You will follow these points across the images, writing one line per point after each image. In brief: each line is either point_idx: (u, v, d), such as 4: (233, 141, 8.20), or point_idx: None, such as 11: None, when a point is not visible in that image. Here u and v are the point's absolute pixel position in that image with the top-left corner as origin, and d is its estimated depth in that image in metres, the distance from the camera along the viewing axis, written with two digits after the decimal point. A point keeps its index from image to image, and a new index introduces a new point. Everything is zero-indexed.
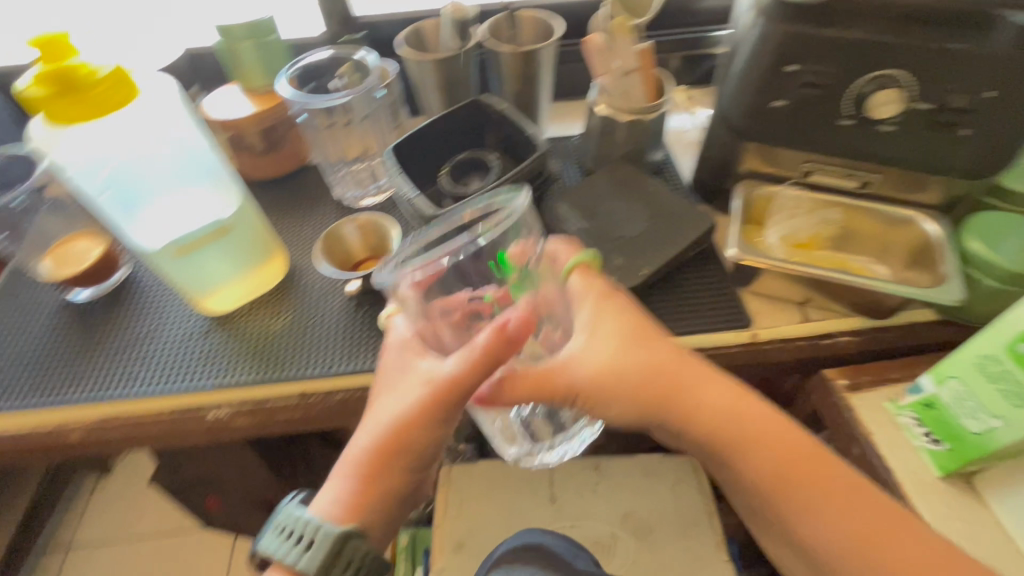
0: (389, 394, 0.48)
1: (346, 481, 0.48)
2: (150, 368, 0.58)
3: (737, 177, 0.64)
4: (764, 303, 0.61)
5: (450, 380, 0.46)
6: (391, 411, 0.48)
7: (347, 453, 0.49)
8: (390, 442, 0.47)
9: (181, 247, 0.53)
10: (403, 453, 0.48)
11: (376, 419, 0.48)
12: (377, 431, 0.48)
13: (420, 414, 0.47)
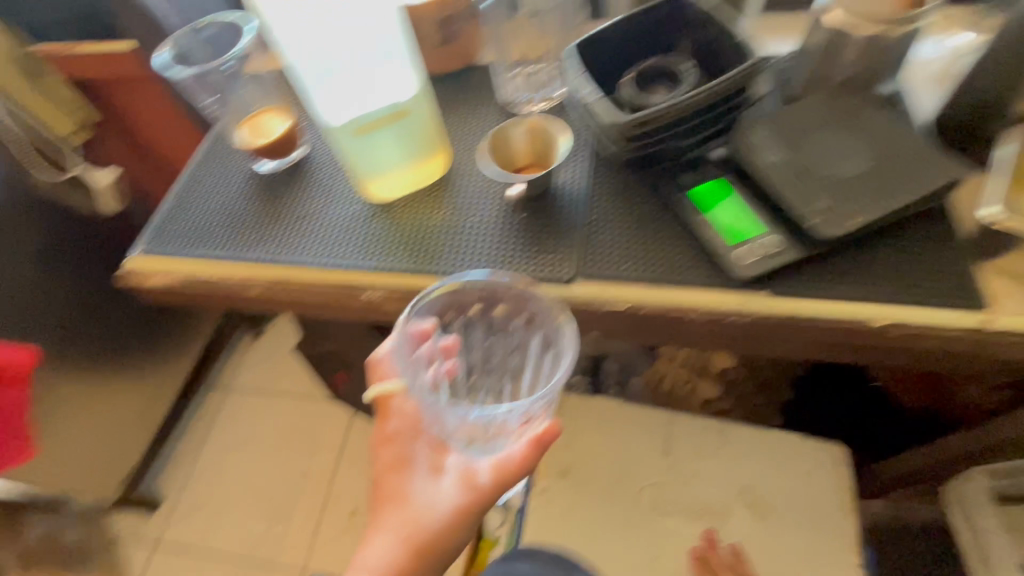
0: (416, 498, 0.50)
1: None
2: (320, 243, 0.62)
3: (1010, 120, 0.49)
4: (1007, 285, 0.48)
5: (485, 487, 0.49)
6: (415, 517, 0.49)
7: (369, 550, 0.49)
8: (422, 545, 0.48)
9: (361, 126, 0.54)
10: (429, 557, 0.48)
11: (401, 527, 0.49)
12: (402, 534, 0.48)
13: (447, 520, 0.48)
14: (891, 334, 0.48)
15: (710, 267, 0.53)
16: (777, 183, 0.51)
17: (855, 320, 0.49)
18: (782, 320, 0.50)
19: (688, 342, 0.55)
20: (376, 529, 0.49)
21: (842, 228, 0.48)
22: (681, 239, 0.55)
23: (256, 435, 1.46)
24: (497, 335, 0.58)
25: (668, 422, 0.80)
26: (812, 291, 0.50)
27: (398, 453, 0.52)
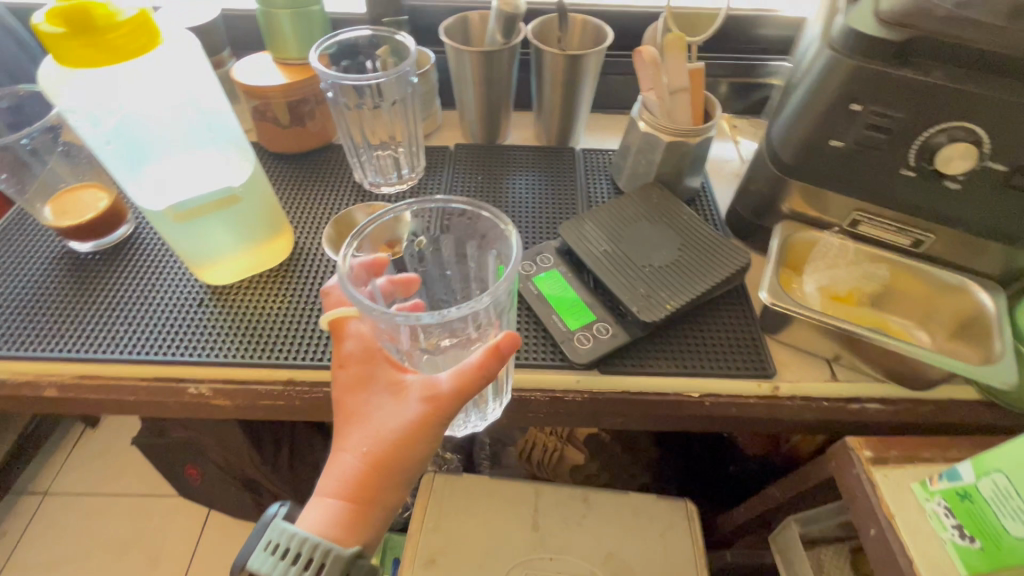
0: (376, 413, 0.43)
1: (341, 493, 0.42)
2: (136, 332, 0.56)
3: (778, 216, 0.59)
4: (789, 353, 0.56)
5: (442, 400, 0.41)
6: (375, 429, 0.42)
7: (333, 467, 0.43)
8: (387, 459, 0.42)
9: (180, 213, 0.50)
10: (394, 473, 0.42)
11: (360, 441, 0.42)
12: (362, 451, 0.42)
13: (408, 435, 0.42)
14: (702, 402, 0.54)
15: (551, 348, 0.55)
16: (603, 271, 0.57)
17: (673, 391, 0.54)
18: (611, 395, 0.54)
19: (535, 418, 0.57)
20: (338, 448, 0.43)
21: (660, 312, 0.53)
22: (523, 321, 0.57)
23: (78, 551, 1.21)
24: (455, 261, 0.54)
25: (536, 494, 0.80)
26: (639, 368, 0.54)
27: (356, 378, 0.44)
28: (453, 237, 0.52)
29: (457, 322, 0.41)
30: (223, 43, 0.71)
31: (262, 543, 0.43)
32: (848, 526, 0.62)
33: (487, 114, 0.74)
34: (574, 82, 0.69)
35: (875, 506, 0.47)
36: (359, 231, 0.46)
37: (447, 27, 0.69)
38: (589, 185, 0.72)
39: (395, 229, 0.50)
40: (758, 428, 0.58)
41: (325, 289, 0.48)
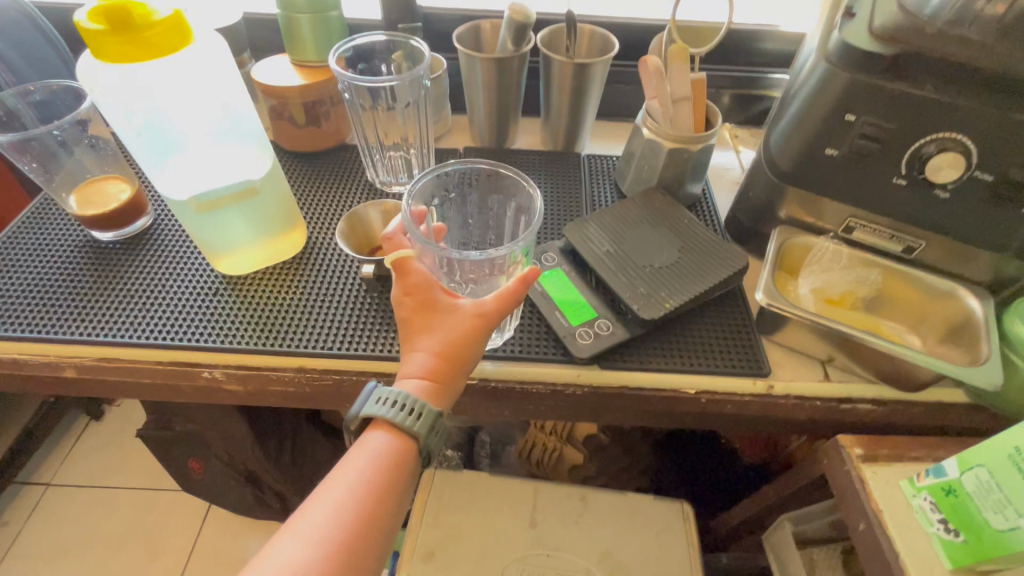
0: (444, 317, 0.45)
1: (421, 388, 0.43)
2: (154, 317, 0.58)
3: (776, 221, 0.61)
4: (784, 354, 0.58)
5: (501, 306, 0.44)
6: (448, 330, 0.44)
7: (406, 364, 0.45)
8: (459, 354, 0.44)
9: (203, 203, 0.52)
10: (464, 368, 0.45)
11: (433, 340, 0.44)
12: (437, 348, 0.44)
13: (476, 334, 0.44)
14: (699, 398, 0.56)
15: (554, 343, 0.57)
16: (606, 270, 0.59)
17: (671, 387, 0.56)
18: (610, 390, 0.56)
19: (536, 411, 0.59)
20: (409, 348, 0.45)
21: (660, 310, 0.55)
22: (527, 317, 0.59)
23: (80, 542, 1.22)
24: (477, 211, 0.58)
25: (534, 492, 0.81)
26: (638, 364, 0.56)
27: (422, 297, 0.45)
28: (477, 191, 0.56)
29: (497, 262, 0.48)
30: (243, 45, 0.74)
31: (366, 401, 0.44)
32: (839, 527, 0.63)
33: (496, 118, 0.76)
34: (581, 89, 0.72)
35: (865, 502, 0.48)
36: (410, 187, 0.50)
37: (459, 35, 0.71)
38: (593, 189, 0.74)
39: (436, 187, 0.54)
40: (753, 426, 0.59)
41: (387, 233, 0.48)
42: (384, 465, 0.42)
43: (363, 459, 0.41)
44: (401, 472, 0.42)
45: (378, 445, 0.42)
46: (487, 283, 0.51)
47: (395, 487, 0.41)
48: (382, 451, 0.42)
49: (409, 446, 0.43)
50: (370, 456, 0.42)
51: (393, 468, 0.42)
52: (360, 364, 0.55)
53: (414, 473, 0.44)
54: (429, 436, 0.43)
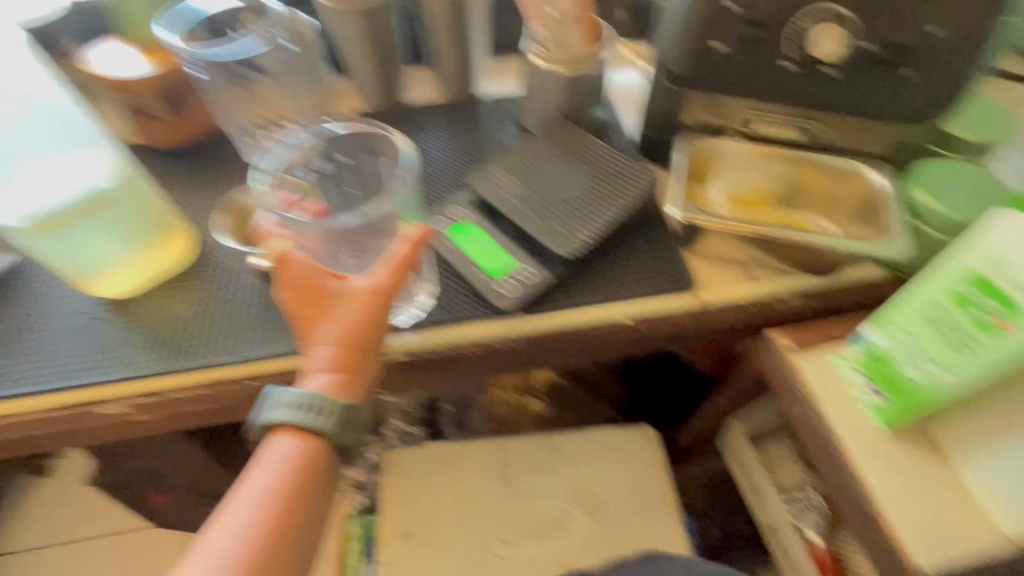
0: (339, 303, 0.41)
1: (329, 382, 0.40)
2: (33, 362, 0.52)
3: (681, 130, 0.60)
4: (709, 265, 0.58)
5: (397, 278, 0.42)
6: (347, 314, 0.41)
7: (309, 359, 0.41)
8: (363, 337, 0.41)
9: (46, 223, 0.46)
10: (372, 352, 0.42)
11: (333, 329, 0.41)
12: (339, 336, 0.41)
13: (377, 314, 0.41)
14: (633, 325, 0.55)
15: (478, 301, 0.55)
16: (517, 215, 0.56)
17: (605, 320, 0.54)
18: (544, 336, 0.54)
19: (476, 372, 0.56)
20: (309, 344, 0.41)
21: (578, 245, 0.54)
22: (448, 279, 0.56)
23: None
24: (357, 179, 0.52)
25: (502, 449, 0.81)
26: (567, 304, 0.54)
27: (311, 287, 0.41)
28: (352, 158, 0.52)
29: (385, 223, 0.45)
30: (70, 37, 0.64)
31: (269, 406, 0.40)
32: (787, 417, 0.66)
33: (380, 74, 0.70)
34: (462, 26, 0.67)
35: (801, 391, 0.49)
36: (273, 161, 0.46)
37: None
38: (496, 132, 0.70)
39: (304, 161, 0.50)
40: (691, 341, 0.59)
41: (258, 228, 0.44)
42: (295, 472, 0.39)
43: (271, 469, 0.38)
44: (316, 474, 0.39)
45: (286, 452, 0.39)
46: (373, 250, 0.45)
47: (308, 493, 0.39)
48: (291, 457, 0.39)
49: (320, 447, 0.40)
50: (277, 465, 0.38)
51: (304, 474, 0.39)
52: (276, 364, 0.51)
53: (331, 472, 0.41)
54: (341, 433, 0.40)
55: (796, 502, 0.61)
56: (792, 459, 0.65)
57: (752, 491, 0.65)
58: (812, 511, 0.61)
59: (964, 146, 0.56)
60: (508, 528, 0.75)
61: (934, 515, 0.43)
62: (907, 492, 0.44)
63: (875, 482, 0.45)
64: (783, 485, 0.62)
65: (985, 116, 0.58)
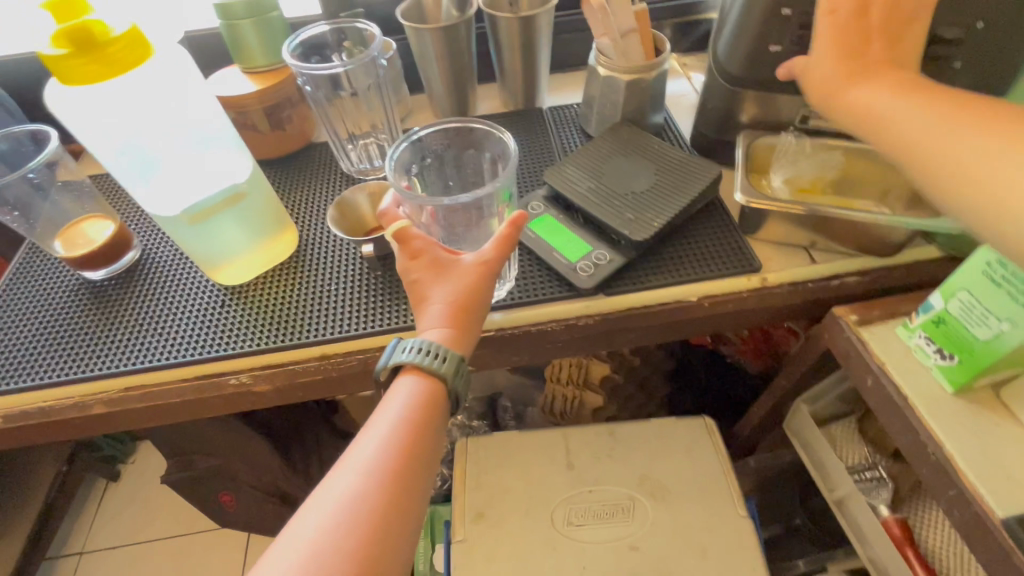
0: (450, 271, 0.47)
1: (441, 336, 0.46)
2: (168, 340, 0.59)
3: (739, 127, 0.65)
4: (771, 249, 0.62)
5: (501, 249, 0.48)
6: (457, 281, 0.47)
7: (422, 318, 0.47)
8: (469, 302, 0.47)
9: (194, 215, 0.53)
10: (476, 317, 0.48)
11: (444, 292, 0.47)
12: (449, 298, 0.47)
13: (481, 283, 0.47)
14: (702, 304, 0.59)
15: (558, 283, 0.60)
16: (591, 205, 0.61)
17: (675, 299, 0.59)
18: (619, 315, 0.59)
19: (554, 349, 0.61)
20: (422, 305, 0.48)
21: (649, 230, 0.59)
22: (527, 264, 0.62)
23: None
24: (455, 170, 0.59)
25: (564, 438, 0.85)
26: (640, 284, 0.59)
27: (428, 257, 0.48)
28: (453, 151, 0.57)
29: (486, 205, 0.50)
30: None
31: (394, 351, 0.46)
32: (849, 399, 0.68)
33: (455, 89, 0.78)
34: (532, 43, 0.74)
35: (868, 360, 0.53)
36: (391, 153, 0.51)
37: (403, 12, 0.72)
38: (562, 137, 0.76)
39: (414, 154, 0.55)
40: (755, 322, 0.63)
41: (382, 209, 0.49)
42: (417, 406, 0.44)
43: (397, 403, 0.44)
44: (433, 411, 0.45)
45: (409, 389, 0.45)
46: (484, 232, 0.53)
47: (428, 425, 0.44)
48: (413, 393, 0.45)
49: (436, 387, 0.45)
50: (402, 400, 0.44)
51: (424, 409, 0.44)
52: (378, 340, 0.57)
53: (445, 412, 0.46)
54: (455, 377, 0.45)
55: (864, 479, 0.63)
56: (857, 441, 0.67)
57: (819, 471, 0.67)
58: (880, 488, 0.62)
59: None
60: (574, 511, 0.78)
61: (1009, 470, 0.45)
62: (980, 449, 0.46)
63: (947, 439, 0.47)
64: (850, 464, 0.64)
65: None
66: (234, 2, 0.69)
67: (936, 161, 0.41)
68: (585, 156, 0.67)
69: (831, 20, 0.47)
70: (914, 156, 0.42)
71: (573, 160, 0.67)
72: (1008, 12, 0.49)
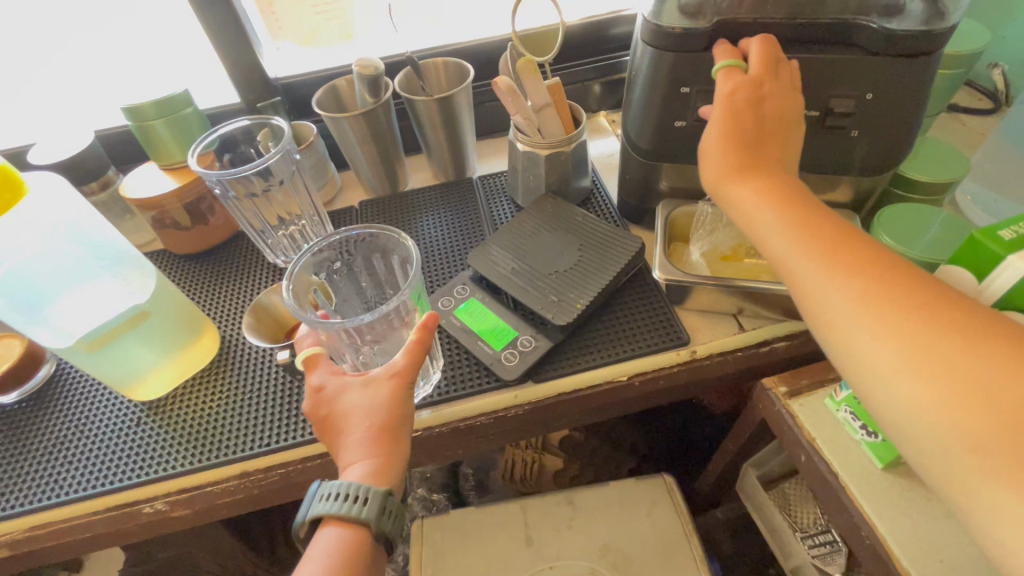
0: (361, 393, 0.45)
1: (364, 470, 0.42)
2: (76, 468, 0.55)
3: (659, 195, 0.65)
4: (699, 318, 0.61)
5: (410, 358, 0.46)
6: (370, 402, 0.44)
7: (342, 451, 0.44)
8: (387, 422, 0.44)
9: (92, 342, 0.52)
10: (400, 435, 0.45)
11: (359, 418, 0.44)
12: (366, 422, 0.44)
13: (397, 397, 0.45)
14: (632, 383, 0.58)
15: (485, 373, 0.58)
16: (514, 288, 0.60)
17: (605, 380, 0.58)
18: (550, 401, 0.57)
19: (488, 440, 0.59)
20: (341, 436, 0.44)
21: (572, 312, 0.57)
22: (454, 353, 0.60)
23: None
24: (367, 274, 0.59)
25: (522, 510, 0.82)
26: (569, 368, 0.58)
27: (337, 385, 0.46)
28: (361, 256, 0.57)
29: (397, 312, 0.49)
30: (107, 163, 0.73)
31: (314, 499, 0.42)
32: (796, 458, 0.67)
33: (381, 167, 0.77)
34: (452, 119, 0.74)
35: (798, 436, 0.52)
36: (286, 278, 0.49)
37: (319, 101, 0.72)
38: (491, 209, 0.76)
39: (317, 264, 0.55)
40: (692, 392, 0.62)
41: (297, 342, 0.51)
42: (338, 564, 0.40)
43: (315, 563, 0.40)
44: (356, 565, 0.41)
45: (329, 545, 0.41)
46: (395, 342, 0.53)
47: None
48: (332, 549, 0.41)
49: (360, 536, 0.41)
50: (320, 558, 0.40)
51: (346, 563, 0.40)
52: (300, 452, 0.55)
53: (374, 560, 0.42)
54: (381, 521, 0.41)
55: (817, 544, 0.61)
56: (809, 500, 0.65)
57: (776, 537, 0.66)
58: (835, 554, 0.60)
59: (925, 188, 0.61)
60: None
61: (943, 553, 0.44)
62: (912, 532, 0.45)
63: (879, 521, 0.46)
64: (802, 527, 0.63)
65: (942, 158, 0.62)
66: (144, 105, 0.68)
67: (793, 261, 0.41)
68: (506, 237, 0.66)
69: (730, 103, 0.47)
70: (774, 264, 0.43)
71: (495, 239, 0.66)
72: (896, 83, 0.49)
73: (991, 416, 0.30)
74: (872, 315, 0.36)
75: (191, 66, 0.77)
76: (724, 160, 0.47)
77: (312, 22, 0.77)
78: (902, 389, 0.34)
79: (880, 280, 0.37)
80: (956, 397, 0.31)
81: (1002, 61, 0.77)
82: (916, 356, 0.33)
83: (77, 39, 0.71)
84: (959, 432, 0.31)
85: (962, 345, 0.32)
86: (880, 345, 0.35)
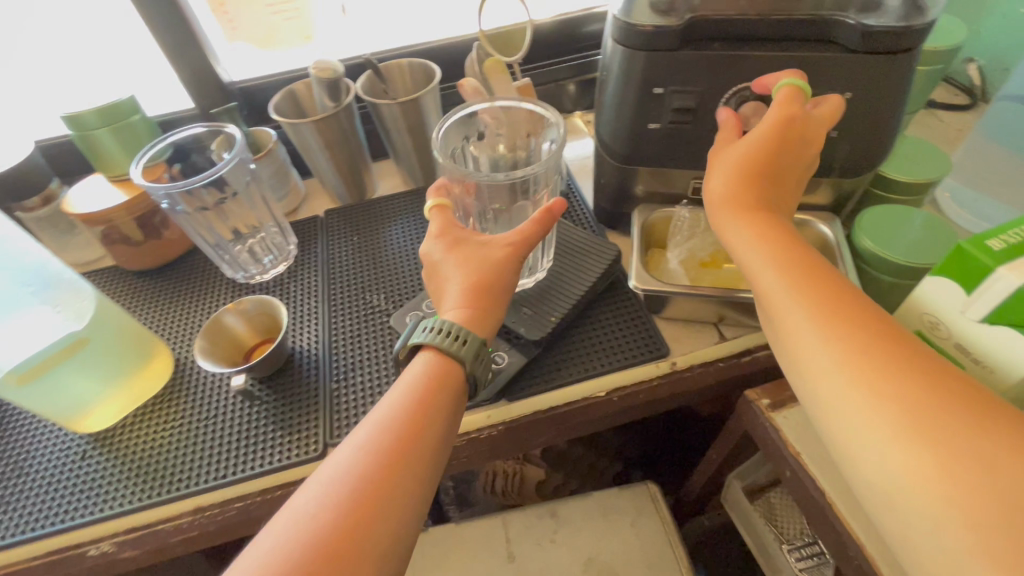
0: (478, 249, 0.46)
1: (460, 315, 0.43)
2: (14, 509, 0.51)
3: (635, 199, 0.63)
4: (680, 328, 0.59)
5: (531, 235, 0.46)
6: (483, 263, 0.45)
7: (444, 299, 0.45)
8: (494, 283, 0.45)
9: (22, 375, 0.48)
10: (499, 301, 0.45)
11: (471, 272, 0.45)
12: (475, 277, 0.45)
13: (510, 263, 0.45)
14: (611, 399, 0.55)
15: None
16: None
17: (583, 396, 0.55)
18: (525, 420, 0.55)
19: (461, 462, 0.57)
20: (445, 284, 0.46)
21: (545, 327, 0.55)
22: None
23: None
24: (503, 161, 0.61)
25: (504, 525, 0.79)
26: (544, 386, 0.55)
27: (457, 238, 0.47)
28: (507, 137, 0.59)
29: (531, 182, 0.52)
30: (49, 176, 0.68)
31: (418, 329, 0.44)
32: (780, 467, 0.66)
33: (346, 174, 0.73)
34: (419, 123, 0.70)
35: (783, 451, 0.49)
36: (437, 133, 0.53)
37: (276, 106, 0.68)
38: None
39: (462, 129, 0.57)
40: (673, 404, 0.60)
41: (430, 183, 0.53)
42: (427, 384, 0.40)
43: (406, 380, 0.41)
44: (443, 393, 0.41)
45: (421, 367, 0.41)
46: (516, 213, 0.57)
47: (434, 411, 0.39)
48: (423, 372, 0.41)
49: (452, 372, 0.42)
50: (413, 376, 0.41)
51: (430, 391, 0.40)
52: (259, 483, 0.51)
53: (459, 401, 0.42)
54: (475, 364, 0.42)
55: (804, 556, 0.60)
56: (795, 510, 0.64)
57: (763, 550, 0.65)
58: (822, 566, 0.59)
59: (905, 187, 0.59)
60: None
61: None
62: None
63: (866, 540, 0.44)
64: (788, 539, 0.62)
65: (922, 156, 0.61)
66: (85, 112, 0.63)
67: (783, 306, 0.38)
68: None
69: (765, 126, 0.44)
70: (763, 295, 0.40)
71: None
72: (877, 81, 0.47)
73: (995, 496, 0.27)
74: (866, 383, 0.33)
75: (141, 70, 0.73)
76: (727, 206, 0.44)
77: (268, 22, 0.72)
78: (895, 461, 0.30)
79: (876, 340, 0.34)
80: (951, 472, 0.29)
81: (977, 56, 0.77)
82: (921, 426, 0.30)
83: (11, 42, 0.66)
84: (961, 510, 0.28)
85: (965, 425, 0.30)
86: (878, 415, 0.32)
